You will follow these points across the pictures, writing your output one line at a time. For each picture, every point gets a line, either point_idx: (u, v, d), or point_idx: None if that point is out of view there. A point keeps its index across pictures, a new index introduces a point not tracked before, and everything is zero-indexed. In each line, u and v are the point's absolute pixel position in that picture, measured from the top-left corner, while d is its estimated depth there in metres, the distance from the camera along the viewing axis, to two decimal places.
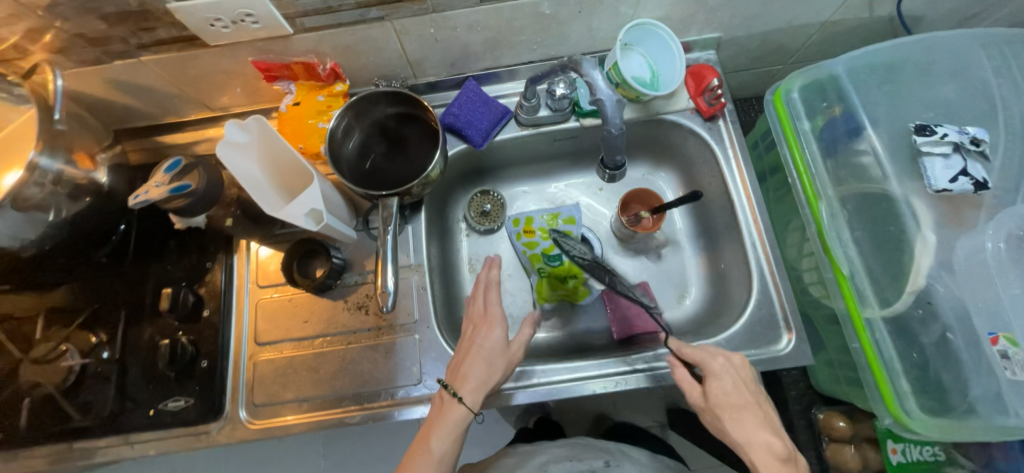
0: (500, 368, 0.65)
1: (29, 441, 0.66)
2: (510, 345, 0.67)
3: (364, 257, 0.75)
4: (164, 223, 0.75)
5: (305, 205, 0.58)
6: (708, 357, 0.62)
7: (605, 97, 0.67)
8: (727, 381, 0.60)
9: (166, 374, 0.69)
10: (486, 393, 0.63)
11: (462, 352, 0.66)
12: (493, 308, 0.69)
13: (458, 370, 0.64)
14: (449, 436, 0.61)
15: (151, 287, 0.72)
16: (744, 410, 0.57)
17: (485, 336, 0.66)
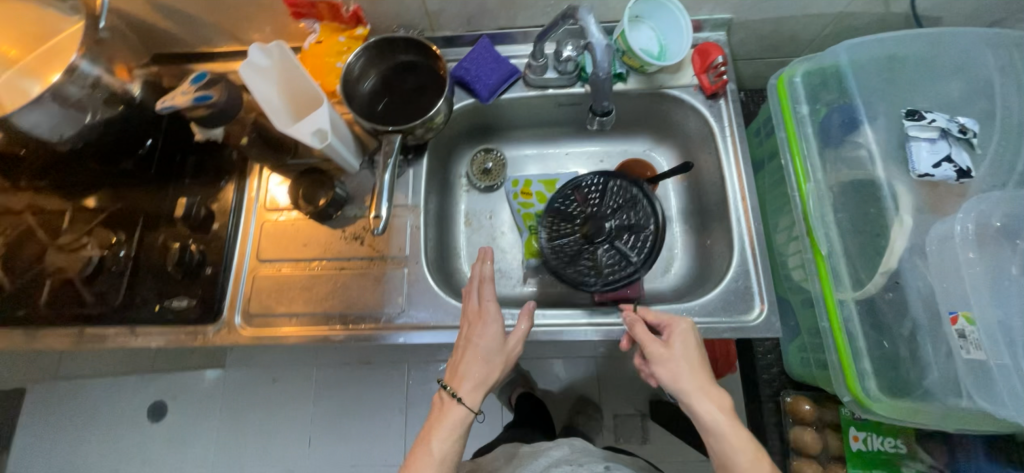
0: (498, 366, 0.67)
1: (46, 322, 0.73)
2: (506, 341, 0.69)
3: (365, 191, 0.79)
4: (186, 141, 0.81)
5: (314, 123, 0.62)
6: (671, 318, 0.64)
7: (597, 42, 0.64)
8: (685, 341, 0.62)
9: (174, 276, 0.75)
10: (484, 391, 0.66)
11: (461, 351, 0.69)
12: (487, 304, 0.70)
13: (456, 371, 0.68)
14: (450, 434, 0.65)
15: (169, 197, 0.78)
16: (696, 367, 0.60)
17: (481, 334, 0.68)
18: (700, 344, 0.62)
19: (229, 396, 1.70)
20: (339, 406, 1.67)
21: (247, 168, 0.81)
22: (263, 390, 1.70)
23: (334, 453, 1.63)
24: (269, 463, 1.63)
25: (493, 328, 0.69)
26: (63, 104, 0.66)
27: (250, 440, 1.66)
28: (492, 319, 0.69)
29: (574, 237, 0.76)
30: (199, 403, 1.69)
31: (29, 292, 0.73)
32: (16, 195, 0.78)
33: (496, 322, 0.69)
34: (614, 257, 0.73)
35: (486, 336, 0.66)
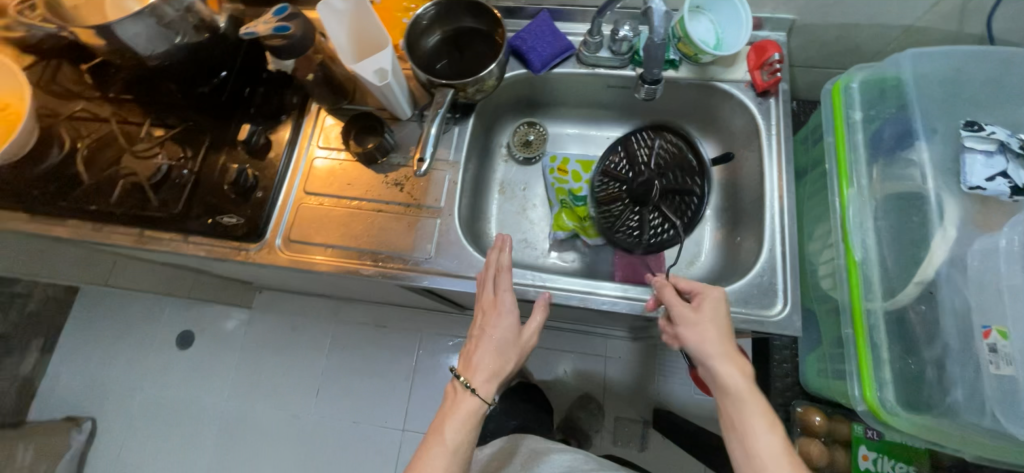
0: (511, 357, 0.70)
1: (112, 217, 0.80)
2: (519, 333, 0.71)
3: (410, 141, 0.83)
4: (258, 75, 0.88)
5: (376, 62, 0.66)
6: (705, 287, 0.68)
7: (656, 7, 0.66)
8: (718, 308, 0.66)
9: (229, 195, 0.80)
10: (497, 382, 0.69)
11: (473, 341, 0.71)
12: (503, 295, 0.72)
13: (469, 361, 0.70)
14: (463, 425, 0.67)
15: (236, 124, 0.85)
16: (724, 335, 0.64)
17: (495, 324, 0.71)
18: (728, 315, 0.66)
19: (252, 337, 1.79)
20: (349, 363, 1.73)
21: (307, 107, 0.87)
22: (283, 336, 1.78)
23: (338, 406, 1.69)
24: (276, 405, 1.71)
25: (507, 320, 0.71)
26: (158, 21, 0.73)
27: (263, 381, 1.74)
28: (506, 311, 0.71)
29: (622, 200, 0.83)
30: (224, 338, 1.80)
31: (102, 190, 0.81)
32: (103, 103, 0.86)
33: (511, 314, 0.71)
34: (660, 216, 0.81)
35: (500, 328, 0.69)
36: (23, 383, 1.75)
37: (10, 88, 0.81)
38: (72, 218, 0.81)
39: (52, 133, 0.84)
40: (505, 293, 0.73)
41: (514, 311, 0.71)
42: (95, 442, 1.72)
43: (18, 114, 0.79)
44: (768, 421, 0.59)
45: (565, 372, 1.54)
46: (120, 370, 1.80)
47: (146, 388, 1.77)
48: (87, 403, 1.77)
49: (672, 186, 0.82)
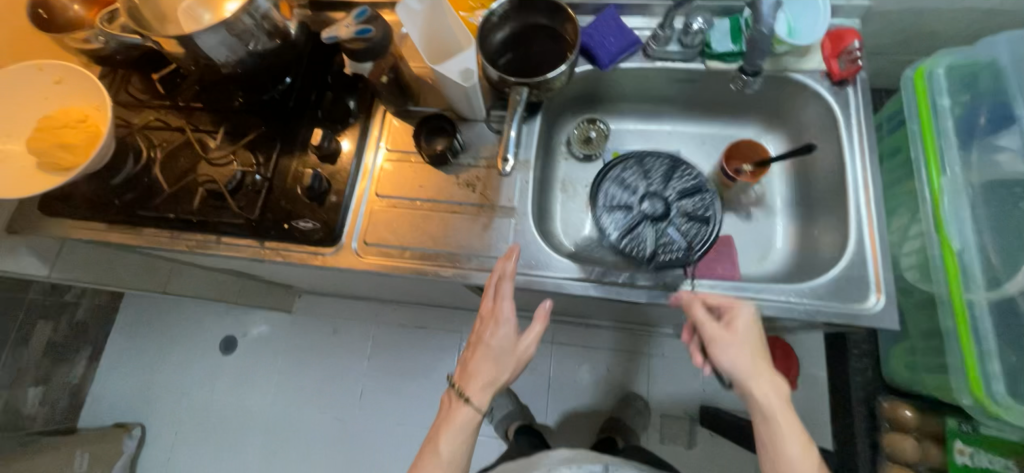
0: (507, 365, 0.75)
1: (192, 225, 0.82)
2: (516, 343, 0.75)
3: (480, 142, 0.83)
4: (321, 80, 0.88)
5: (464, 63, 0.66)
6: (732, 303, 0.69)
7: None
8: (748, 324, 0.68)
9: (303, 200, 0.81)
10: (491, 390, 0.75)
11: (472, 351, 0.76)
12: (501, 307, 0.74)
13: (468, 371, 0.76)
14: (461, 431, 0.74)
15: (305, 128, 0.85)
16: (754, 351, 0.67)
17: (493, 334, 0.75)
18: (755, 331, 0.68)
19: (293, 341, 1.81)
20: (391, 365, 1.75)
21: (372, 109, 0.87)
22: (323, 340, 1.80)
23: (382, 408, 1.70)
24: (320, 407, 1.72)
25: (503, 331, 0.75)
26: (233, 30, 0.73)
27: (306, 384, 1.76)
28: (504, 321, 0.74)
29: (631, 209, 0.84)
30: (266, 343, 1.82)
31: (182, 198, 0.82)
32: (175, 113, 0.88)
33: (508, 324, 0.75)
34: (671, 239, 0.80)
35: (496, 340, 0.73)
36: (74, 391, 1.78)
37: (87, 100, 0.81)
38: (151, 225, 0.82)
39: (127, 144, 0.86)
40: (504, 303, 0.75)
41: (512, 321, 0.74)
42: (146, 448, 1.75)
43: (97, 124, 0.80)
44: (792, 431, 0.65)
45: (609, 370, 1.54)
46: (165, 377, 1.83)
47: (192, 394, 1.80)
48: (136, 409, 1.80)
49: (687, 211, 0.83)
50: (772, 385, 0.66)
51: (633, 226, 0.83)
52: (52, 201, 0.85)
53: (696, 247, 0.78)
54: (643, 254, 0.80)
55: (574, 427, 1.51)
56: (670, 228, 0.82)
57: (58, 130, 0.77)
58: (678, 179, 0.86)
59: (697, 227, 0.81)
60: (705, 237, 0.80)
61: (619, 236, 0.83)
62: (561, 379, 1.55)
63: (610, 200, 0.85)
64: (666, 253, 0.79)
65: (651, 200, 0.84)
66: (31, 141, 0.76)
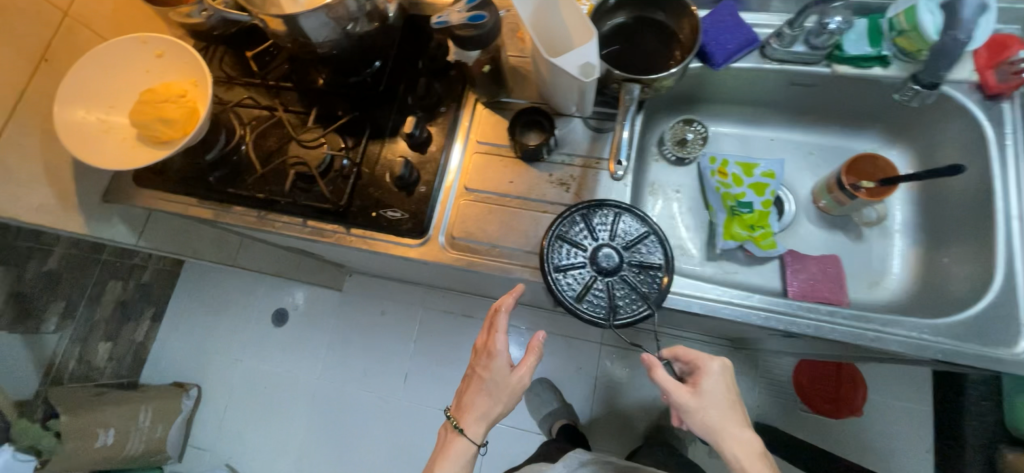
0: (500, 400, 0.79)
1: (281, 207, 0.81)
2: (508, 376, 0.79)
3: (576, 139, 0.79)
4: (412, 65, 0.85)
5: (584, 57, 0.61)
6: (704, 358, 0.69)
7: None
8: (719, 381, 0.67)
9: (393, 189, 0.79)
10: (484, 423, 0.80)
11: (470, 384, 0.83)
12: (498, 343, 0.79)
13: (465, 403, 0.82)
14: (456, 462, 0.80)
15: (394, 114, 0.83)
16: (728, 409, 0.66)
17: (486, 367, 0.81)
18: (730, 388, 0.68)
19: (342, 319, 1.85)
20: (437, 351, 1.76)
21: (462, 99, 0.84)
22: (372, 321, 1.83)
23: (426, 392, 1.72)
24: (365, 386, 1.76)
25: (497, 364, 0.80)
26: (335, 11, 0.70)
27: (353, 362, 1.79)
28: (497, 354, 0.80)
29: (584, 264, 0.70)
30: (316, 319, 1.86)
31: (273, 179, 0.82)
32: (265, 91, 0.88)
33: (502, 357, 0.80)
34: (630, 291, 0.69)
35: (488, 372, 0.79)
36: (137, 349, 1.87)
37: (185, 75, 0.81)
38: (238, 203, 0.83)
39: (220, 122, 0.86)
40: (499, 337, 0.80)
41: (504, 354, 0.78)
42: (200, 407, 1.83)
43: (195, 100, 0.80)
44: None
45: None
46: (220, 342, 1.90)
47: (244, 362, 1.86)
48: (192, 371, 1.88)
49: (636, 257, 0.70)
50: (742, 445, 0.65)
51: (584, 282, 0.69)
52: (149, 175, 0.86)
53: (656, 294, 0.68)
54: (603, 314, 0.68)
55: (620, 432, 1.47)
56: (621, 279, 0.69)
57: (160, 105, 0.78)
58: (626, 223, 0.72)
59: (648, 273, 0.70)
60: (658, 282, 0.69)
61: (577, 302, 0.68)
62: (610, 381, 1.52)
63: (559, 256, 0.70)
64: (627, 307, 0.68)
65: (600, 249, 0.70)
66: (137, 116, 0.77)
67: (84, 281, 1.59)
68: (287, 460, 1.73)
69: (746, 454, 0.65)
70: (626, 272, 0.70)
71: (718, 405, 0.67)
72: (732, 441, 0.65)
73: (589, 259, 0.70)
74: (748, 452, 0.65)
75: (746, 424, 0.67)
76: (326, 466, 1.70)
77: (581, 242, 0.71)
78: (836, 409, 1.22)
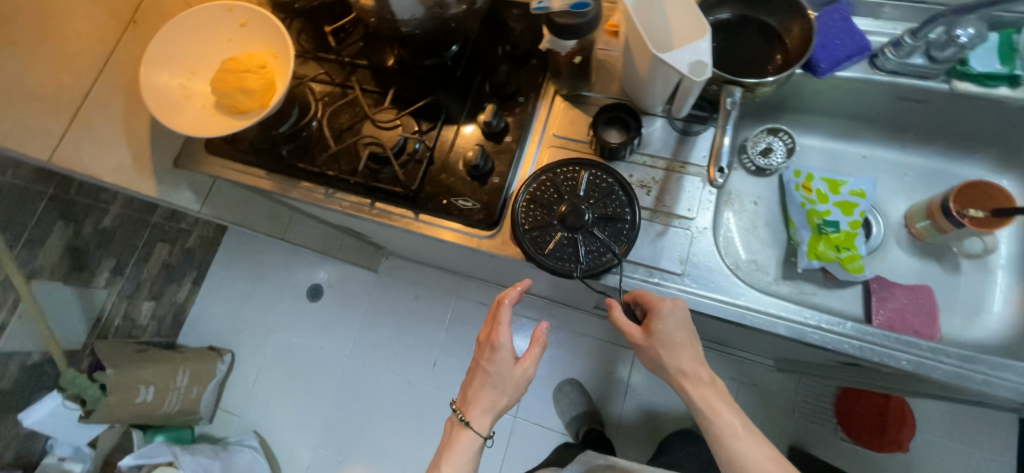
0: (505, 392, 0.86)
1: (350, 185, 0.80)
2: (513, 369, 0.86)
3: (660, 141, 0.76)
4: (492, 51, 0.83)
5: (697, 54, 0.58)
6: (658, 300, 0.66)
7: None
8: (671, 322, 0.66)
9: (464, 177, 0.78)
10: (490, 415, 0.87)
11: (474, 378, 0.89)
12: (503, 340, 0.85)
13: (470, 398, 0.88)
14: (464, 454, 0.86)
15: (471, 100, 0.81)
16: (679, 348, 0.67)
17: (490, 361, 0.86)
18: (684, 327, 0.67)
19: (376, 299, 1.86)
20: (467, 340, 1.76)
21: (541, 89, 0.81)
22: (405, 305, 1.84)
23: (454, 380, 1.72)
24: (393, 369, 1.77)
25: (499, 359, 0.86)
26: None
27: (384, 344, 1.80)
28: (500, 348, 0.85)
29: (551, 220, 0.71)
30: (349, 297, 1.88)
31: (345, 157, 0.81)
32: (340, 68, 0.87)
33: (505, 351, 0.85)
34: (598, 245, 0.70)
35: (492, 367, 0.85)
36: (178, 310, 1.91)
37: (266, 46, 0.81)
38: (307, 178, 0.83)
39: (296, 95, 0.86)
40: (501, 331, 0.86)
41: (507, 348, 0.85)
42: (233, 373, 1.87)
43: (274, 71, 0.80)
44: (728, 412, 0.68)
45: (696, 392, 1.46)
46: (256, 312, 1.93)
47: (277, 333, 1.89)
48: (228, 337, 1.92)
49: (604, 211, 0.71)
50: (689, 375, 0.68)
51: (552, 238, 0.70)
52: (220, 144, 0.86)
53: (623, 249, 0.69)
54: (570, 267, 0.69)
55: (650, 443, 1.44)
56: (588, 233, 0.70)
57: (241, 74, 0.78)
58: (591, 177, 0.73)
59: (616, 228, 0.70)
60: (626, 236, 0.70)
61: (547, 258, 0.70)
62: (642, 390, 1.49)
63: (527, 214, 0.72)
64: (593, 260, 0.69)
65: (566, 205, 0.71)
66: (216, 84, 0.78)
67: (134, 241, 1.64)
68: (311, 433, 1.75)
69: (697, 384, 0.68)
70: (593, 225, 0.70)
71: (672, 342, 0.67)
72: (687, 373, 0.68)
73: (556, 213, 0.71)
74: (699, 385, 0.68)
75: (697, 356, 0.68)
76: (350, 444, 1.71)
77: (546, 198, 0.72)
78: (882, 443, 1.15)
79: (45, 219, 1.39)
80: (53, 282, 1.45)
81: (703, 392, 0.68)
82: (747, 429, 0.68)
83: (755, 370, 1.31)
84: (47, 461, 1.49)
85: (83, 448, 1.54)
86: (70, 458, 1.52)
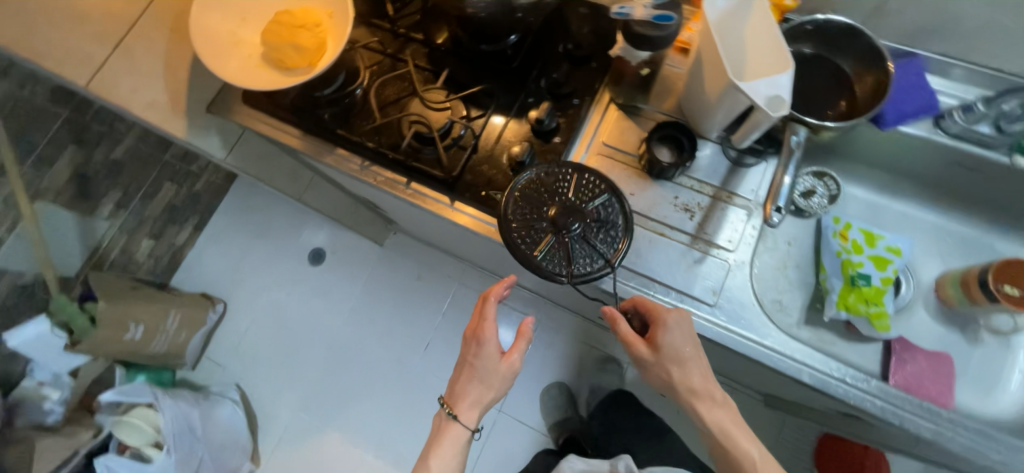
0: (491, 386, 0.86)
1: (388, 161, 0.78)
2: (499, 361, 0.86)
3: (712, 168, 0.74)
4: (551, 48, 0.81)
5: (774, 89, 0.56)
6: (665, 310, 0.66)
7: None
8: (679, 333, 0.65)
9: (507, 171, 0.76)
10: (477, 408, 0.86)
11: (461, 373, 0.88)
12: (489, 335, 0.85)
13: (456, 395, 0.87)
14: (452, 449, 0.86)
15: (524, 95, 0.79)
16: (689, 362, 0.67)
17: (476, 354, 0.86)
18: (693, 340, 0.66)
19: (378, 273, 1.85)
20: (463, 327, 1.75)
21: (597, 95, 0.79)
22: (406, 283, 1.82)
23: (444, 365, 1.72)
24: (385, 344, 1.76)
25: (485, 354, 0.85)
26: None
27: (380, 318, 1.80)
28: (486, 342, 0.85)
29: (542, 221, 0.68)
30: (350, 266, 1.87)
31: (388, 131, 0.80)
32: (393, 39, 0.85)
33: (490, 344, 0.85)
34: (590, 251, 0.67)
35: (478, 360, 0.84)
36: (174, 253, 1.83)
37: (323, 5, 0.79)
38: (343, 146, 0.81)
39: (345, 60, 0.84)
40: (487, 325, 0.85)
41: (492, 342, 0.84)
42: (223, 324, 1.84)
43: (328, 32, 0.78)
44: (739, 430, 0.68)
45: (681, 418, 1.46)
46: (255, 266, 1.90)
47: (273, 290, 1.87)
48: (223, 285, 1.88)
49: (597, 214, 0.68)
50: (703, 395, 0.68)
51: (543, 239, 0.67)
52: (260, 98, 0.84)
53: (615, 254, 0.67)
54: (563, 270, 0.66)
55: None
56: (580, 236, 0.67)
57: (295, 30, 0.75)
58: (585, 176, 0.70)
59: (607, 231, 0.68)
60: (616, 241, 0.68)
61: (536, 260, 0.66)
62: None
63: (517, 213, 0.68)
64: (583, 265, 0.67)
65: (558, 206, 0.68)
66: (269, 37, 0.75)
67: (143, 178, 1.62)
68: (294, 394, 1.73)
69: (708, 409, 0.68)
70: (586, 228, 0.68)
71: (679, 355, 0.66)
72: (701, 390, 0.68)
73: (547, 212, 0.68)
74: (715, 408, 0.68)
75: (706, 371, 0.68)
76: (332, 410, 1.71)
77: (538, 196, 0.69)
78: None
79: (57, 139, 1.38)
80: (55, 206, 1.44)
81: (717, 415, 0.68)
82: (758, 450, 0.68)
83: (747, 403, 1.32)
84: (25, 384, 1.44)
85: (62, 377, 1.49)
86: (48, 384, 1.47)
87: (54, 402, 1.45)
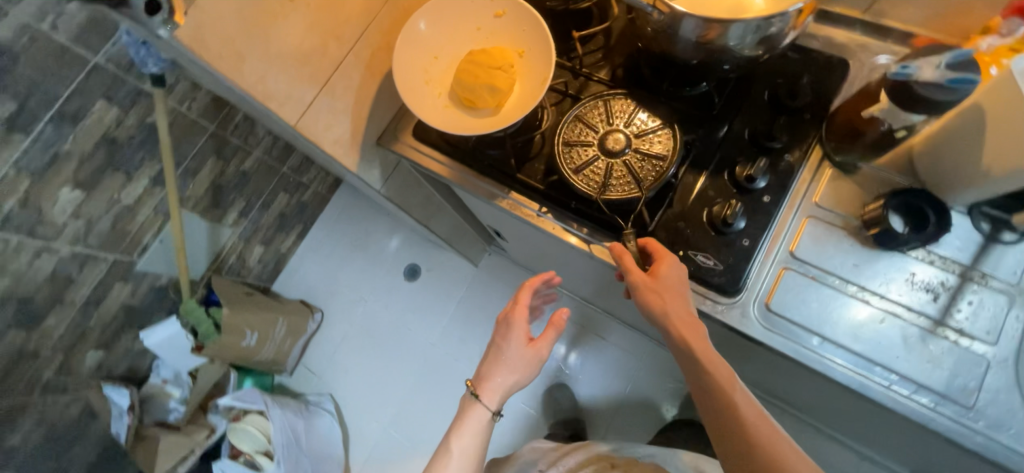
0: (516, 371, 0.73)
1: (568, 208, 0.76)
2: (530, 343, 0.74)
3: (965, 247, 0.66)
4: (756, 95, 0.74)
5: None
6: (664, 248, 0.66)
7: None
8: (675, 270, 0.64)
9: (705, 229, 0.70)
10: (503, 394, 0.74)
11: (488, 354, 0.77)
12: (519, 312, 0.74)
13: (478, 375, 0.76)
14: (475, 433, 0.75)
15: (721, 150, 0.73)
16: (678, 295, 0.63)
17: (504, 335, 0.75)
18: (683, 280, 0.64)
19: (472, 293, 1.83)
20: None
21: (807, 147, 0.71)
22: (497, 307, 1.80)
23: None
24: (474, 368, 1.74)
25: (515, 334, 0.74)
26: (716, 21, 0.59)
27: (472, 339, 1.77)
28: (516, 324, 0.74)
29: (589, 144, 0.73)
30: (444, 286, 1.86)
31: None
32: (573, 78, 0.81)
33: (518, 326, 0.74)
34: (624, 177, 0.70)
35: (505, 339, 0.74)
36: (279, 258, 1.91)
37: (514, 43, 0.77)
38: (515, 191, 0.79)
39: None
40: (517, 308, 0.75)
41: (520, 329, 0.74)
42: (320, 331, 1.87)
43: (520, 73, 0.75)
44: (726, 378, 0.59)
45: None
46: (349, 276, 1.92)
47: (367, 302, 1.88)
48: (319, 295, 1.91)
49: (644, 147, 0.71)
50: (688, 326, 0.61)
51: (587, 155, 0.72)
52: (434, 139, 0.82)
53: (648, 184, 0.69)
54: (594, 188, 0.70)
55: None
56: (624, 162, 0.71)
57: (491, 71, 0.73)
58: (646, 114, 0.73)
59: (651, 163, 0.70)
60: (658, 173, 0.69)
61: (574, 172, 0.72)
62: None
63: (569, 131, 0.74)
64: (619, 187, 0.70)
65: (612, 133, 0.73)
66: (463, 76, 0.74)
67: (264, 186, 1.67)
68: (384, 410, 1.73)
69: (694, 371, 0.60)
70: (637, 147, 0.72)
71: (676, 292, 0.63)
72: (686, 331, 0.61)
73: (598, 133, 0.73)
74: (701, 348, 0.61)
75: (690, 310, 0.64)
76: (420, 430, 1.69)
77: (589, 118, 0.75)
78: None
79: (202, 153, 1.41)
80: (195, 213, 1.51)
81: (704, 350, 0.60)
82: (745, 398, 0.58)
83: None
84: (153, 381, 1.54)
85: (182, 376, 1.55)
86: (171, 383, 1.55)
87: (176, 400, 1.54)
